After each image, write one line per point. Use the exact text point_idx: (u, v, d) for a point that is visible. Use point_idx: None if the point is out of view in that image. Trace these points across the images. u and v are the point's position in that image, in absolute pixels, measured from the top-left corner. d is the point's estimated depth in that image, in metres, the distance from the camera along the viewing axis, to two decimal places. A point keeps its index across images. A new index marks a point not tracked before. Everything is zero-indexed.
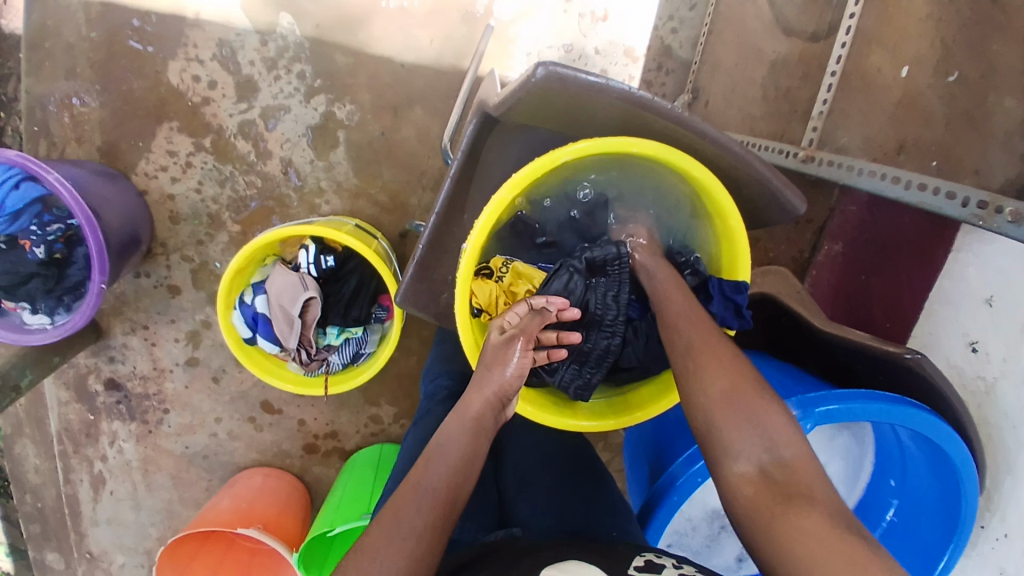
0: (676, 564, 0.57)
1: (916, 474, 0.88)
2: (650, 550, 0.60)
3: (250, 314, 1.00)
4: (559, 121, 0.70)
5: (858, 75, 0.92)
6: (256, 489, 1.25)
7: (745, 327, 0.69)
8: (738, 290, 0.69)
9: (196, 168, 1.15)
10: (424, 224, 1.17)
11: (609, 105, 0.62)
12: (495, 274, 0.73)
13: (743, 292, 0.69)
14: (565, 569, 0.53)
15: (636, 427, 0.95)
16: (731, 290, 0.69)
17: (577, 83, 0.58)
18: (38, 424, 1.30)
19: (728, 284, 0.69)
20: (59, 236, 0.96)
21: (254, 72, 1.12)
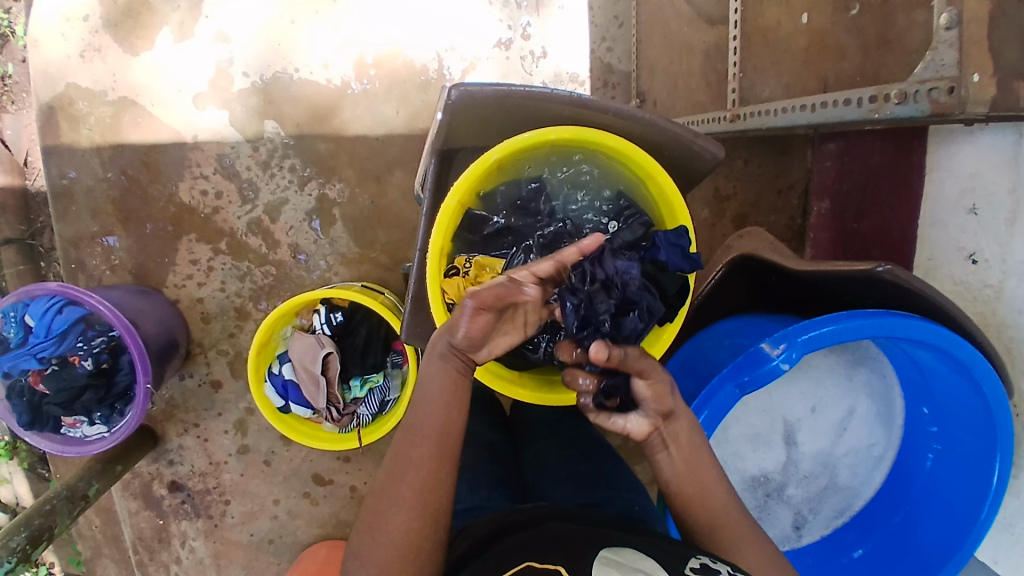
0: (729, 570, 0.62)
1: (943, 393, 0.86)
2: (705, 553, 0.65)
3: (280, 382, 1.08)
4: (490, 133, 0.78)
5: (760, 32, 0.93)
6: (321, 561, 1.29)
7: (695, 267, 0.72)
8: (679, 235, 0.71)
9: (218, 270, 1.29)
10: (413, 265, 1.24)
11: (523, 107, 0.70)
12: (461, 270, 0.77)
13: (685, 235, 0.71)
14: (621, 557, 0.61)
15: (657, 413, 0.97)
16: (673, 237, 0.71)
17: (487, 95, 0.67)
18: (115, 541, 1.40)
19: (670, 232, 0.72)
20: (104, 347, 1.10)
21: (252, 174, 1.27)
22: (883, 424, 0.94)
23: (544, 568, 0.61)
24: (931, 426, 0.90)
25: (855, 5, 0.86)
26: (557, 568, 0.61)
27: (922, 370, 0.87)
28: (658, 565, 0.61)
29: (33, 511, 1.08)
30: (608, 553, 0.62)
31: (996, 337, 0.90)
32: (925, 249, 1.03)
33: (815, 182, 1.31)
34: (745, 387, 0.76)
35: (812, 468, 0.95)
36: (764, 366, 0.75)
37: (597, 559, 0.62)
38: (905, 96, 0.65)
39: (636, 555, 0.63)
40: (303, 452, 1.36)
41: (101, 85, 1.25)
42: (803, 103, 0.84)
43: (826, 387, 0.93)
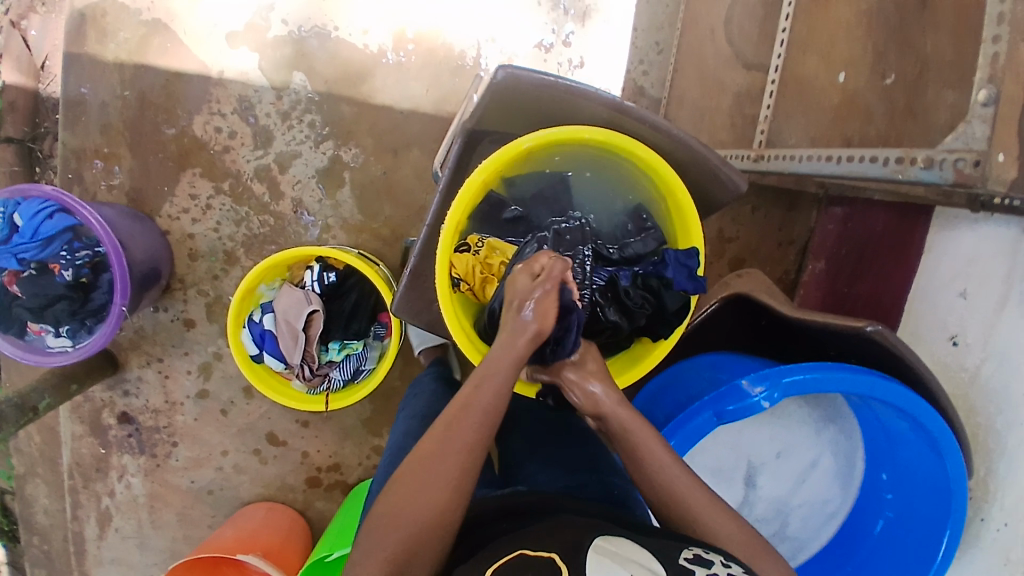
0: (724, 561, 0.60)
1: (904, 461, 0.88)
2: (699, 543, 0.63)
3: (258, 331, 1.07)
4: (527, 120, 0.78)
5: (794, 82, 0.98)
6: (260, 520, 1.28)
7: (700, 290, 0.70)
8: (688, 255, 0.70)
9: (215, 209, 1.27)
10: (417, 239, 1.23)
11: (564, 99, 0.71)
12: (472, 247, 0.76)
13: (694, 257, 0.70)
14: (618, 548, 0.60)
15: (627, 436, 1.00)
16: (682, 256, 0.70)
17: (532, 81, 0.67)
18: (51, 464, 1.36)
19: (681, 252, 0.71)
20: (87, 261, 1.07)
21: (270, 123, 1.25)
22: (841, 482, 0.96)
23: (536, 556, 0.59)
24: (887, 493, 0.92)
25: (891, 74, 0.84)
26: (551, 556, 0.58)
27: (889, 436, 0.89)
28: (653, 555, 0.60)
29: None
30: (601, 542, 0.61)
31: (968, 420, 0.92)
32: (909, 324, 1.06)
33: (816, 241, 1.34)
34: (723, 418, 0.77)
35: (765, 513, 0.96)
36: (743, 401, 0.76)
37: (592, 547, 0.60)
38: (930, 162, 0.68)
39: (628, 545, 0.61)
40: (263, 408, 1.34)
41: (136, 2, 1.23)
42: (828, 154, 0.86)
43: (794, 435, 0.95)
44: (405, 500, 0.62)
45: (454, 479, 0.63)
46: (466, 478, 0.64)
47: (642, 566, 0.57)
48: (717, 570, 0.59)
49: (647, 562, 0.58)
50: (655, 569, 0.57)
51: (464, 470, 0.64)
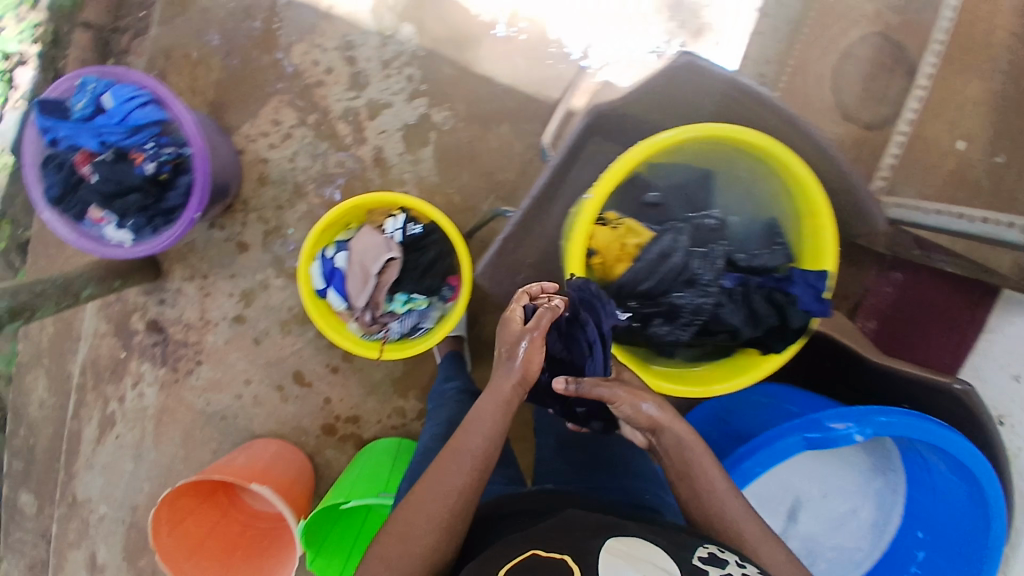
0: (738, 561, 0.64)
1: (946, 520, 0.90)
2: (713, 543, 0.66)
3: (329, 267, 1.06)
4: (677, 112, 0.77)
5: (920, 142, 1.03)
6: (272, 455, 1.25)
7: (825, 313, 0.70)
8: (819, 279, 0.70)
9: (295, 139, 1.25)
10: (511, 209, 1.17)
11: (735, 99, 0.71)
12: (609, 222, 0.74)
13: (824, 280, 0.70)
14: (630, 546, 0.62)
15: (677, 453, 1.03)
16: (813, 278, 0.71)
17: (713, 75, 0.67)
18: (60, 359, 1.36)
19: (811, 274, 0.71)
20: (170, 159, 1.04)
21: (369, 67, 1.24)
22: (873, 534, 0.98)
23: (550, 557, 0.61)
24: (919, 551, 0.94)
25: (1001, 155, 1.01)
26: (565, 557, 0.60)
27: (936, 494, 0.91)
28: (668, 555, 0.62)
29: (22, 286, 1.00)
30: (614, 542, 0.63)
31: (1020, 497, 0.97)
32: None
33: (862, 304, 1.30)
34: (811, 444, 0.79)
35: (796, 549, 0.98)
36: (828, 432, 0.78)
37: (604, 545, 0.62)
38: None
39: (641, 545, 0.64)
40: (295, 345, 1.32)
41: None
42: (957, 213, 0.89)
43: (841, 475, 0.99)
44: (417, 508, 0.71)
45: (442, 520, 0.70)
46: (457, 518, 0.71)
47: (657, 566, 0.60)
48: (731, 571, 0.61)
49: (661, 562, 0.60)
50: (669, 568, 0.60)
51: (454, 513, 0.71)
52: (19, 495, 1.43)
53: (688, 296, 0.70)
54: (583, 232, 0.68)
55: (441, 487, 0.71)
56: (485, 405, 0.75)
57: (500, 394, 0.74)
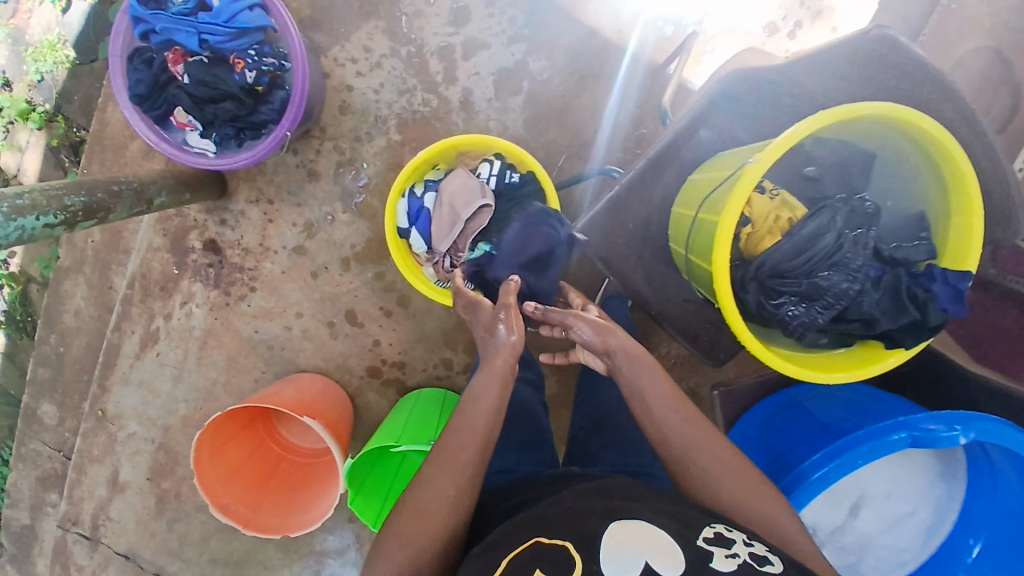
0: (743, 540, 0.65)
1: (1007, 531, 0.91)
2: (720, 523, 0.67)
3: (415, 207, 1.03)
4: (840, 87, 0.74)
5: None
6: (318, 392, 1.24)
7: (959, 314, 0.68)
8: (962, 279, 0.68)
9: (383, 70, 1.20)
10: (618, 172, 1.12)
11: (915, 81, 0.69)
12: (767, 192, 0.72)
13: (966, 282, 0.68)
14: (630, 528, 0.64)
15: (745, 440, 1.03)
16: (954, 279, 0.68)
17: (903, 51, 0.65)
18: (102, 267, 1.36)
19: (952, 272, 0.69)
20: (270, 71, 0.98)
21: (472, 4, 1.19)
22: (923, 536, 0.98)
23: (552, 543, 0.64)
24: (968, 557, 0.94)
25: None
26: (565, 543, 0.63)
27: (998, 504, 0.92)
28: (671, 535, 0.64)
29: (99, 184, 0.96)
30: (616, 527, 0.64)
31: None
32: None
33: None
34: (915, 441, 0.79)
35: (848, 543, 0.97)
36: (936, 434, 0.78)
37: (607, 531, 0.64)
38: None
39: (644, 526, 0.65)
40: (353, 284, 1.29)
41: None
42: None
43: (908, 477, 0.98)
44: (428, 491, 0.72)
45: (450, 493, 0.71)
46: (466, 491, 0.72)
47: (659, 549, 0.61)
48: (737, 551, 0.63)
49: (667, 544, 0.62)
50: (672, 550, 0.61)
51: (463, 486, 0.72)
52: (39, 406, 1.45)
53: (835, 278, 0.67)
54: (744, 197, 0.65)
55: (456, 466, 0.72)
56: (482, 385, 0.78)
57: (493, 371, 0.79)
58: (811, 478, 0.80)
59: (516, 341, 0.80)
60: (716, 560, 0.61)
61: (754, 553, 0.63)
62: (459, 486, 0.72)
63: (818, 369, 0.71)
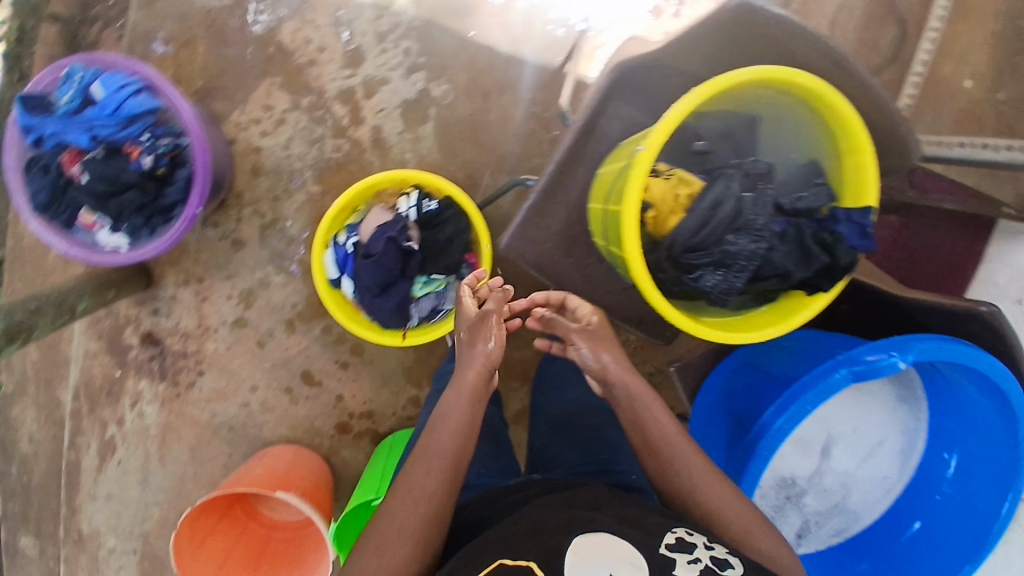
0: (706, 543, 0.68)
1: (972, 437, 0.95)
2: (681, 528, 0.70)
3: (342, 254, 1.02)
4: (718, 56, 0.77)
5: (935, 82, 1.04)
6: (290, 461, 1.22)
7: (870, 248, 0.71)
8: (864, 216, 0.72)
9: (288, 125, 1.18)
10: (535, 179, 1.14)
11: (782, 40, 0.70)
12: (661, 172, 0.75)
13: (868, 217, 0.72)
14: (596, 543, 0.66)
15: (709, 407, 1.04)
16: (857, 216, 0.72)
17: (764, 14, 0.66)
18: (45, 384, 1.29)
19: (855, 211, 0.72)
20: (168, 151, 0.97)
21: (364, 43, 1.17)
22: (902, 460, 1.01)
23: (517, 565, 0.65)
24: (946, 470, 0.97)
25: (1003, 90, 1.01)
26: (531, 566, 0.64)
27: (962, 415, 0.95)
28: (635, 547, 0.66)
29: (15, 303, 0.93)
30: (581, 540, 0.67)
31: None
32: None
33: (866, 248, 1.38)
34: (857, 375, 0.80)
35: (832, 484, 1.00)
36: (875, 363, 0.80)
37: (573, 546, 0.66)
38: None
39: (604, 539, 0.67)
40: (302, 344, 1.28)
41: None
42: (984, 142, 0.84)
43: (872, 409, 1.00)
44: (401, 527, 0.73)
45: (412, 520, 0.73)
46: (430, 513, 0.74)
47: (626, 561, 0.64)
48: (698, 554, 0.66)
49: (631, 557, 0.65)
50: (636, 562, 0.64)
51: (429, 516, 0.74)
52: (17, 539, 1.33)
53: (742, 242, 0.70)
54: (640, 182, 0.67)
55: (418, 492, 0.75)
56: (452, 400, 0.81)
57: (464, 385, 0.82)
58: (772, 429, 0.80)
59: (493, 350, 0.83)
60: (679, 566, 0.64)
61: (714, 556, 0.66)
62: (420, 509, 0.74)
63: (745, 328, 0.74)
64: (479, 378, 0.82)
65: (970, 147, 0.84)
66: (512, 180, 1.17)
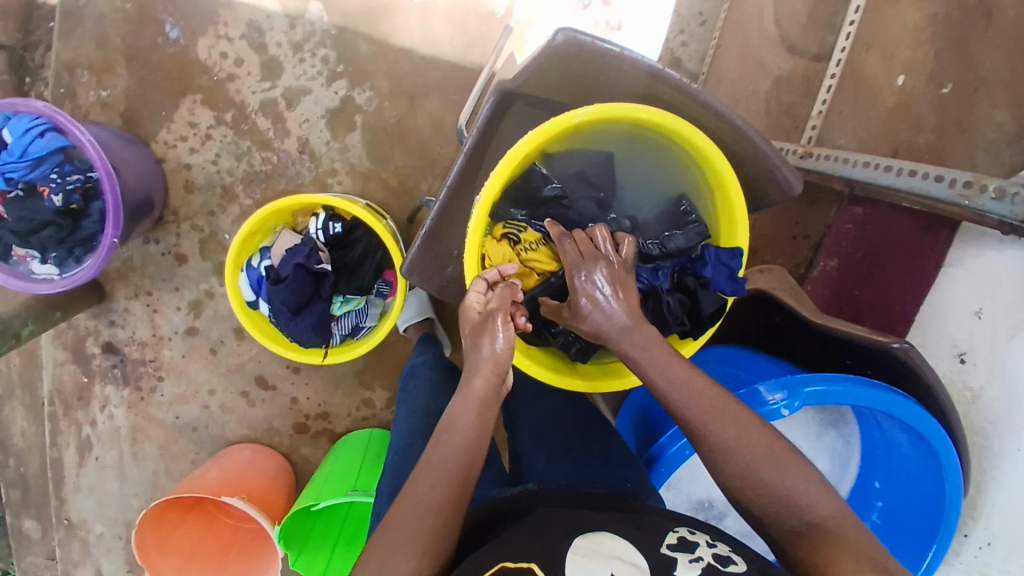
0: (708, 541, 0.63)
1: (902, 474, 0.89)
2: (683, 525, 0.66)
3: (255, 277, 1.03)
4: (575, 87, 0.73)
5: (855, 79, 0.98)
6: (244, 463, 1.26)
7: (737, 292, 0.73)
8: (733, 256, 0.72)
9: (215, 140, 1.19)
10: (434, 200, 1.15)
11: (632, 75, 0.66)
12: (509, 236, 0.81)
13: (738, 258, 0.72)
14: (597, 541, 0.61)
15: (630, 412, 1.01)
16: (726, 257, 0.73)
17: (595, 50, 0.61)
18: (30, 387, 1.32)
19: (724, 251, 0.73)
20: (77, 187, 0.99)
21: (281, 53, 1.17)
22: (831, 486, 0.97)
23: (518, 568, 0.58)
24: (876, 500, 0.93)
25: (948, 83, 0.87)
26: (531, 567, 0.58)
27: (890, 447, 0.89)
28: (634, 546, 0.61)
29: None
30: (581, 541, 0.61)
31: (978, 448, 0.91)
32: (920, 333, 1.05)
33: (830, 239, 1.32)
34: None
35: None
36: (761, 407, 0.76)
37: (570, 547, 0.60)
38: (1002, 193, 0.60)
39: (608, 539, 0.62)
40: (253, 350, 1.31)
41: None
42: (888, 163, 0.79)
43: (794, 436, 0.96)
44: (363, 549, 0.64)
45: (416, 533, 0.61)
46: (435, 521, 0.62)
47: (622, 561, 0.59)
48: (700, 553, 0.61)
49: (626, 555, 0.60)
50: (633, 561, 0.59)
51: (437, 534, 0.62)
52: (22, 521, 1.41)
53: None
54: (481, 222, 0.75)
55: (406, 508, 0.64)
56: (461, 411, 0.68)
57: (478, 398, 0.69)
58: (668, 454, 0.78)
59: (503, 352, 0.69)
60: (680, 566, 0.59)
61: (717, 554, 0.61)
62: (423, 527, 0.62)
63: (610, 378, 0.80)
64: (492, 386, 0.69)
65: (874, 168, 0.80)
66: (415, 203, 1.17)
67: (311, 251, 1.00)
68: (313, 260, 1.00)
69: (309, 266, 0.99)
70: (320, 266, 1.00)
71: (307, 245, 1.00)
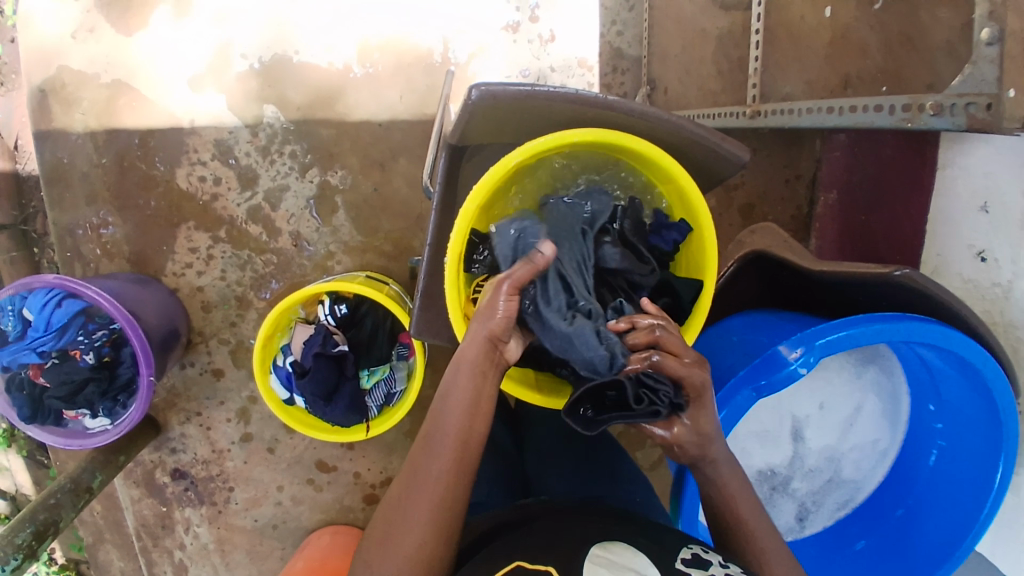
0: (721, 561, 0.62)
1: (952, 392, 0.86)
2: (697, 544, 0.64)
3: (285, 375, 1.08)
4: (510, 129, 0.79)
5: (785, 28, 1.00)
6: (326, 547, 1.30)
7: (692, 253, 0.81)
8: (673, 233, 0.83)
9: (218, 258, 1.26)
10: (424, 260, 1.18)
11: (554, 108, 0.70)
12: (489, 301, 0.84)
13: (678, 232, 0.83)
14: (612, 551, 0.60)
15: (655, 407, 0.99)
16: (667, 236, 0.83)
17: (509, 95, 0.66)
18: (117, 527, 1.41)
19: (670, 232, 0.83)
20: (105, 340, 1.08)
21: (252, 161, 1.23)
22: (888, 421, 0.94)
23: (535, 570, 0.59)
24: (936, 423, 0.90)
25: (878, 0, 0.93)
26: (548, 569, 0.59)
27: (930, 370, 0.87)
28: (651, 560, 0.60)
29: (36, 505, 1.08)
30: (598, 550, 0.60)
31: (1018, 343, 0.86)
32: (932, 246, 1.02)
33: (824, 172, 1.30)
34: (762, 391, 0.76)
35: (818, 462, 0.95)
36: (781, 370, 0.74)
37: (588, 555, 0.60)
38: (941, 108, 0.66)
39: (627, 551, 0.61)
40: (307, 439, 1.37)
41: (93, 67, 1.21)
42: (830, 104, 0.83)
43: (834, 384, 0.92)
44: None
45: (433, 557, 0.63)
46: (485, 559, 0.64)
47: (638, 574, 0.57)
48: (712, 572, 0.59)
49: (642, 567, 0.58)
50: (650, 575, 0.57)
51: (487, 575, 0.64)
52: None
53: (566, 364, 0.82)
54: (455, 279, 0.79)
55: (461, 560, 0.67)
56: None
57: None
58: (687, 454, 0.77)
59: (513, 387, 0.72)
60: None
61: None
62: (429, 543, 0.63)
63: None
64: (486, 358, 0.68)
65: (818, 112, 0.85)
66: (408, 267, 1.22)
67: (325, 336, 1.06)
68: (331, 344, 1.05)
69: (330, 350, 1.05)
70: (341, 347, 1.05)
71: (318, 330, 1.06)
